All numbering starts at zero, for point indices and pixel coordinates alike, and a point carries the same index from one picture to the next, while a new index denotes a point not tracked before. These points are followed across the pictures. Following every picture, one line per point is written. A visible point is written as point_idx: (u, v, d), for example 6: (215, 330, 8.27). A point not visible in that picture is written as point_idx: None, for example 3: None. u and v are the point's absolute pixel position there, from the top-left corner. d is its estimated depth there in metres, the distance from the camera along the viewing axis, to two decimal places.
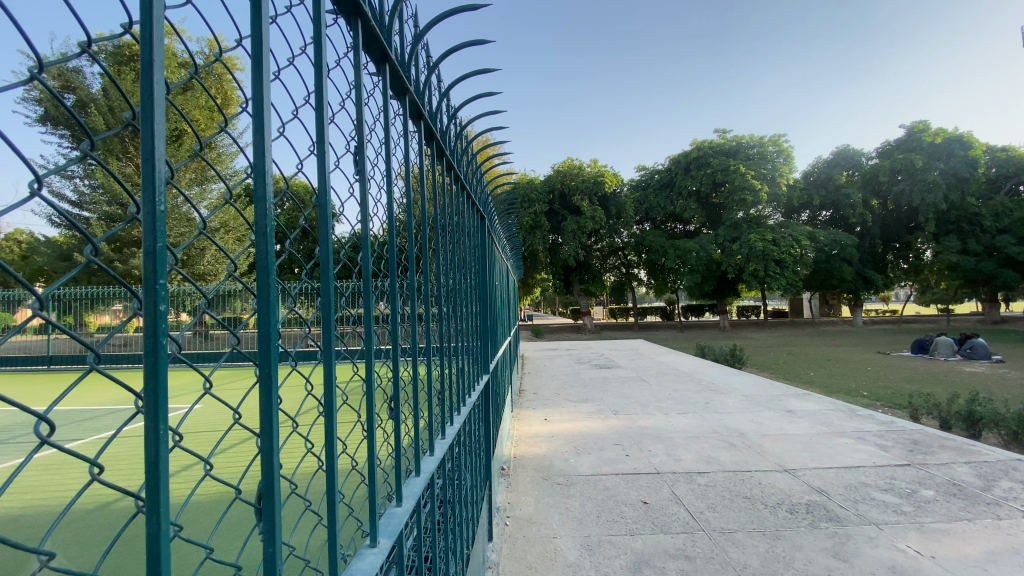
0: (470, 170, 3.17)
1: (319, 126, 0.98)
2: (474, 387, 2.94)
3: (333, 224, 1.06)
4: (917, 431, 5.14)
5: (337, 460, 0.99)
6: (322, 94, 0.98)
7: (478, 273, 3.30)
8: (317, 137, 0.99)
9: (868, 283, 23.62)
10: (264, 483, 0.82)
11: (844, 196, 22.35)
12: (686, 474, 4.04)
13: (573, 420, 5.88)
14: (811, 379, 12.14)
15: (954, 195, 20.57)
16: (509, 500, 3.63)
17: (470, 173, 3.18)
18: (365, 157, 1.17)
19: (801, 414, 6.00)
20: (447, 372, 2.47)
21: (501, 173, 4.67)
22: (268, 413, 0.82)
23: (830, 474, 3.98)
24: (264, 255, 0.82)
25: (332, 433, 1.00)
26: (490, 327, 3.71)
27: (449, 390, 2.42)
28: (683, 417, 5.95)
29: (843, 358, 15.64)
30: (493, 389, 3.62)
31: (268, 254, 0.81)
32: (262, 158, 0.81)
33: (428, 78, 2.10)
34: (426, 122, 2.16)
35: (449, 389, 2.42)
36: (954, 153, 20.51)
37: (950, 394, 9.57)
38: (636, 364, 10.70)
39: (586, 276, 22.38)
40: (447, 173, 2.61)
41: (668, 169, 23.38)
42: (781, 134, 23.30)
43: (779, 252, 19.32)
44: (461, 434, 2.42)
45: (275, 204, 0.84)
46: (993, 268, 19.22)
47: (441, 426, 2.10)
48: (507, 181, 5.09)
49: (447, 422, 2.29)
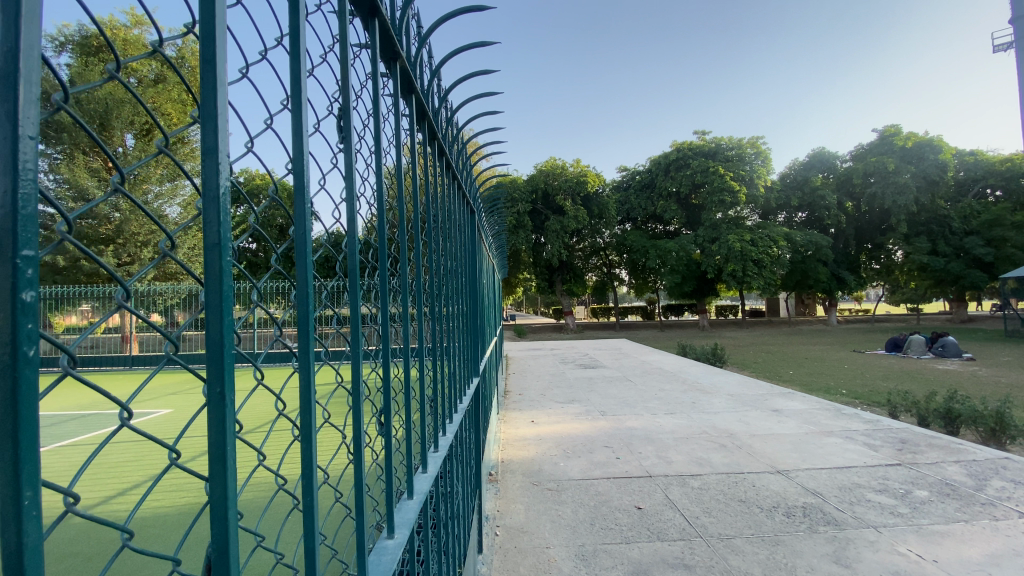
0: (460, 162, 3.04)
1: (295, 77, 0.82)
2: (466, 390, 2.80)
3: (311, 205, 0.89)
4: (903, 429, 5.15)
5: (317, 494, 0.83)
6: (299, 37, 0.82)
7: (467, 270, 3.14)
8: (292, 92, 0.82)
9: (842, 284, 24.12)
10: (217, 537, 0.66)
11: (819, 198, 22.76)
12: (679, 477, 3.94)
13: (560, 422, 5.75)
14: (791, 378, 12.26)
15: (925, 198, 21.10)
16: (498, 508, 3.48)
17: (461, 164, 3.04)
18: (351, 122, 1.00)
19: (787, 413, 5.98)
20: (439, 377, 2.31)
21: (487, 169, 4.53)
22: (220, 451, 0.66)
23: (823, 474, 3.93)
24: (217, 236, 0.65)
25: (311, 462, 0.83)
26: (480, 328, 3.56)
27: (441, 397, 2.26)
28: (671, 417, 5.86)
29: (821, 356, 15.88)
30: (483, 393, 3.46)
31: (220, 235, 0.65)
32: (212, 109, 0.64)
33: (419, 50, 1.94)
34: (417, 98, 2.00)
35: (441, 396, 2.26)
36: (925, 157, 21.04)
37: (926, 392, 9.73)
38: (620, 364, 10.63)
39: (568, 275, 22.34)
40: (438, 160, 2.45)
41: (649, 170, 23.50)
42: (759, 136, 23.61)
43: (758, 253, 19.55)
44: (454, 445, 2.26)
45: (232, 170, 0.67)
46: (961, 269, 19.78)
47: (434, 438, 1.94)
48: (495, 174, 4.95)
49: (440, 433, 2.12)
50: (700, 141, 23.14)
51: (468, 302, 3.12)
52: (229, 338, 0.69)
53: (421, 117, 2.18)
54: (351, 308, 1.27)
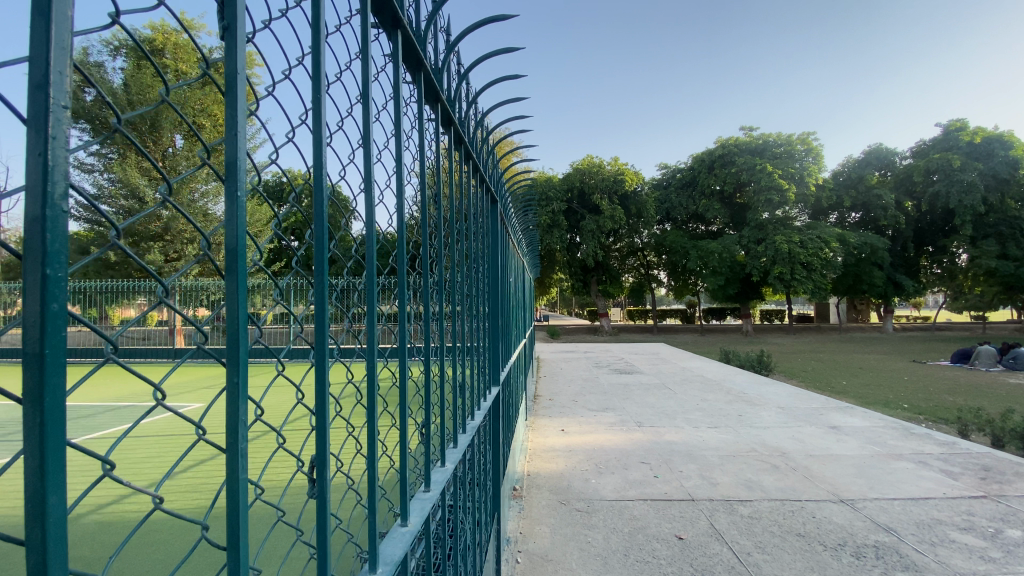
0: (486, 153, 2.73)
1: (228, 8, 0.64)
2: (487, 391, 2.54)
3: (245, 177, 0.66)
4: (984, 453, 4.50)
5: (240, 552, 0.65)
6: None
7: (489, 267, 2.80)
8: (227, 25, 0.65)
9: (899, 289, 22.57)
10: None
11: (875, 197, 21.35)
12: (726, 503, 3.51)
13: (592, 432, 5.38)
14: (844, 389, 11.40)
15: (993, 198, 19.47)
16: (522, 530, 3.15)
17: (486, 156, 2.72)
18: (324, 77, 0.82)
19: (846, 431, 5.39)
20: (460, 375, 2.02)
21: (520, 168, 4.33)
22: (37, 517, 0.46)
23: (895, 507, 3.40)
24: (42, 194, 0.45)
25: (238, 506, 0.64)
26: (503, 331, 3.23)
27: (462, 397, 1.95)
28: (715, 432, 5.39)
29: (877, 367, 14.80)
30: (506, 402, 3.15)
31: (47, 199, 0.45)
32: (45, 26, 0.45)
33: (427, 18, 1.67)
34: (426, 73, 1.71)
35: (462, 397, 1.95)
36: (994, 153, 19.43)
37: (1001, 409, 8.77)
38: (658, 370, 10.10)
39: (604, 277, 21.82)
40: (460, 149, 2.21)
41: (691, 168, 22.65)
42: (810, 133, 22.36)
43: (806, 254, 18.51)
44: (471, 453, 1.97)
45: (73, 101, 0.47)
46: None
47: (451, 440, 1.63)
48: (528, 175, 4.66)
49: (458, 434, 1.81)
50: (747, 137, 22.00)
51: (491, 302, 2.81)
52: (62, 327, 0.46)
53: (430, 94, 1.85)
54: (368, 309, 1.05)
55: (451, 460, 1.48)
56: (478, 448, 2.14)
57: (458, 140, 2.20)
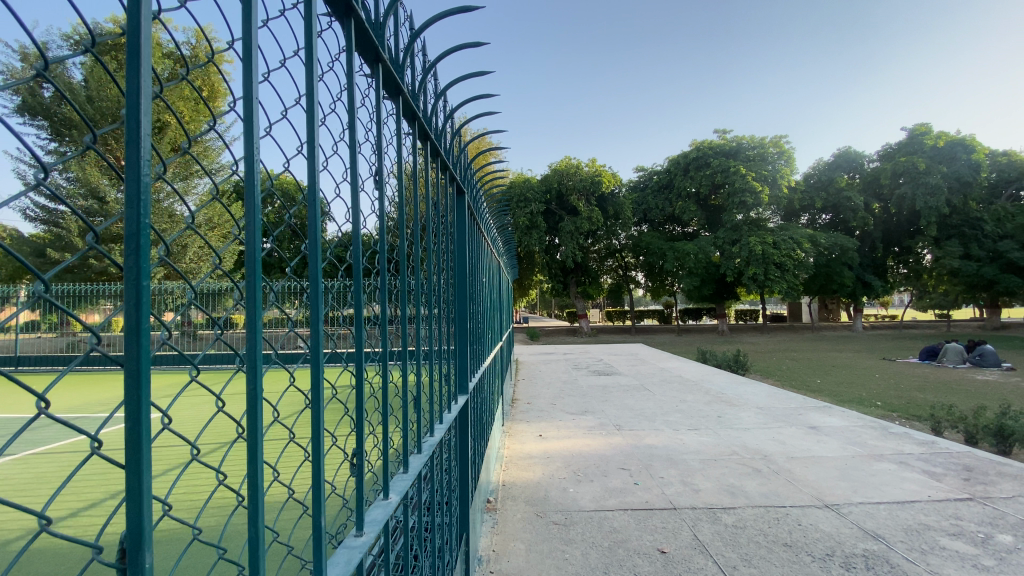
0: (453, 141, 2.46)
1: None
2: (454, 401, 2.31)
3: None
4: (964, 453, 4.47)
5: None
6: None
7: (457, 265, 2.57)
8: None
9: (868, 288, 23.04)
10: None
11: (845, 199, 21.78)
12: (709, 511, 3.36)
13: (571, 437, 5.19)
14: (819, 387, 11.53)
15: (956, 199, 20.05)
16: (494, 547, 2.94)
17: (452, 146, 2.44)
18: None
19: (826, 431, 5.33)
20: (419, 383, 1.79)
21: (495, 172, 4.17)
22: None
23: (881, 512, 3.31)
24: None
25: None
26: (474, 335, 2.99)
27: (423, 402, 1.73)
28: (696, 434, 5.25)
29: (849, 365, 15.04)
30: (476, 410, 2.92)
31: None
32: None
33: None
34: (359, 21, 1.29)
35: (424, 401, 1.74)
36: (957, 157, 20.05)
37: (972, 406, 8.91)
38: (637, 371, 9.98)
39: (584, 278, 21.77)
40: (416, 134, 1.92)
41: (667, 170, 22.78)
42: (782, 136, 22.69)
43: (779, 255, 18.74)
44: (433, 466, 1.76)
45: None
46: (994, 274, 18.75)
47: (405, 462, 1.40)
48: (502, 179, 4.47)
49: (414, 451, 1.58)
50: (721, 139, 22.18)
51: (458, 305, 2.57)
52: None
53: (365, 48, 1.44)
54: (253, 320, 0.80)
55: (397, 491, 1.23)
56: (441, 459, 1.94)
57: (410, 116, 1.87)
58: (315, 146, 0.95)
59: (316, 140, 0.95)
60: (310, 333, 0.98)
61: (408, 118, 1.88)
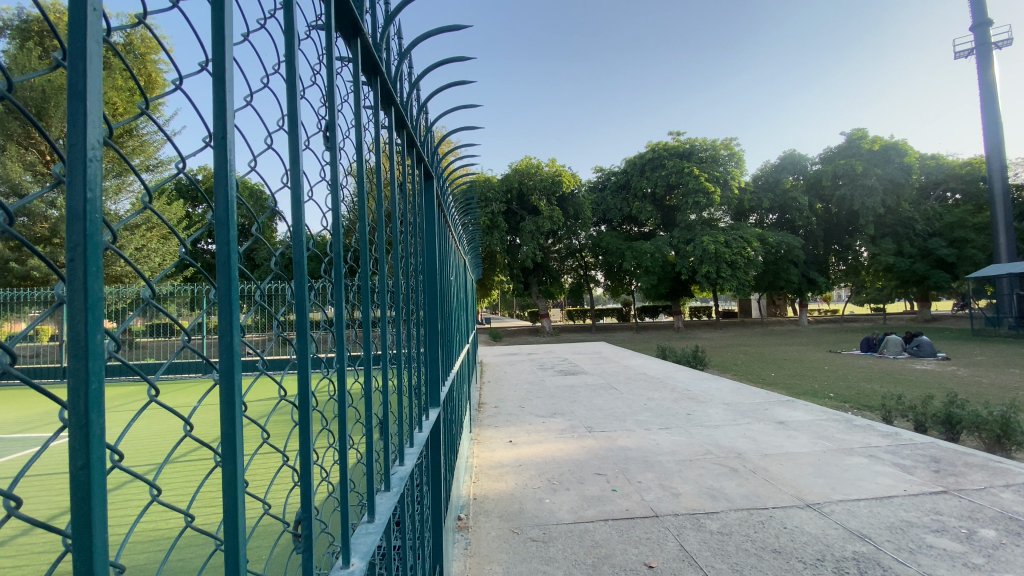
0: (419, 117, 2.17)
1: None
2: (426, 416, 2.03)
3: None
4: (930, 444, 4.55)
5: None
6: None
7: (426, 261, 2.29)
8: None
9: (813, 284, 24.04)
10: None
11: (791, 200, 22.65)
12: (692, 517, 3.21)
13: (542, 441, 4.97)
14: (775, 380, 11.83)
15: (891, 200, 21.21)
16: (469, 572, 2.66)
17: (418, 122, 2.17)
18: None
19: (794, 425, 5.34)
20: (390, 399, 1.52)
21: (459, 169, 3.97)
22: None
23: (863, 510, 3.27)
24: None
25: None
26: (444, 340, 2.72)
27: (395, 420, 1.47)
28: (668, 434, 5.13)
29: (800, 358, 15.60)
30: (447, 423, 2.65)
31: None
32: None
33: None
34: None
35: (396, 419, 1.48)
36: (891, 161, 21.22)
37: (919, 396, 9.30)
38: (602, 370, 9.90)
39: (544, 278, 21.73)
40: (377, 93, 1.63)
41: (624, 171, 23.01)
42: (732, 139, 23.38)
43: (731, 254, 19.25)
44: (405, 498, 1.49)
45: None
46: (925, 270, 19.96)
47: (373, 502, 1.14)
48: (466, 176, 4.24)
49: (383, 486, 1.31)
50: (675, 141, 22.58)
51: (427, 308, 2.29)
52: None
53: None
54: (83, 328, 0.52)
55: (361, 552, 0.99)
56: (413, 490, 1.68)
57: (369, 69, 1.58)
58: (223, 62, 0.70)
59: (225, 55, 0.70)
60: (215, 340, 0.71)
61: (369, 73, 1.59)
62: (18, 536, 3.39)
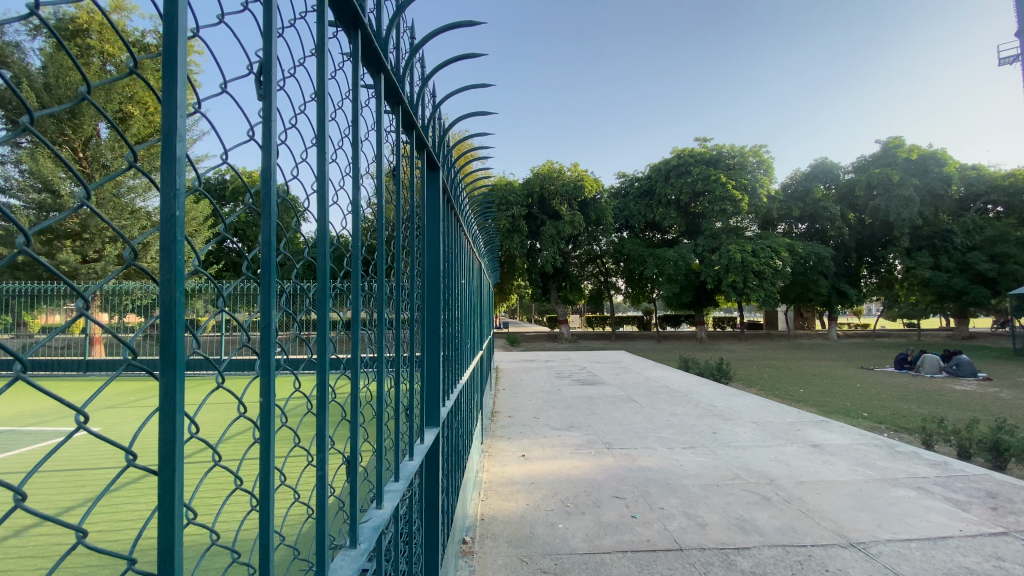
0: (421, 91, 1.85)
1: None
2: (420, 439, 1.75)
3: None
4: (983, 477, 4.14)
5: None
6: None
7: (428, 259, 2.02)
8: None
9: (843, 297, 23.11)
10: None
11: (822, 209, 21.85)
12: (721, 552, 2.90)
13: (556, 457, 4.69)
14: (803, 397, 11.26)
15: (929, 212, 20.26)
16: None
17: (420, 99, 1.85)
18: None
19: (829, 449, 4.95)
20: (367, 423, 1.25)
21: (477, 173, 3.76)
22: None
23: (915, 552, 2.91)
24: None
25: None
26: (449, 350, 2.45)
27: (372, 449, 1.20)
28: (692, 454, 4.80)
29: (830, 373, 14.92)
30: (448, 440, 2.39)
31: None
32: None
33: None
34: None
35: (373, 447, 1.20)
36: (929, 170, 20.28)
37: (961, 419, 8.69)
38: (622, 380, 9.53)
39: (564, 283, 21.39)
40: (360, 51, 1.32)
41: (648, 177, 22.53)
42: (762, 146, 22.69)
43: (758, 264, 18.61)
44: (383, 545, 1.22)
45: None
46: (964, 285, 18.91)
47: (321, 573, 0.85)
48: (485, 181, 4.03)
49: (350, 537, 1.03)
50: (702, 147, 21.99)
51: (427, 312, 2.01)
52: None
53: None
54: None
55: None
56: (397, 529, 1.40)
57: (349, 21, 1.27)
58: None
59: None
60: None
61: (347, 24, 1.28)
62: (7, 539, 3.22)
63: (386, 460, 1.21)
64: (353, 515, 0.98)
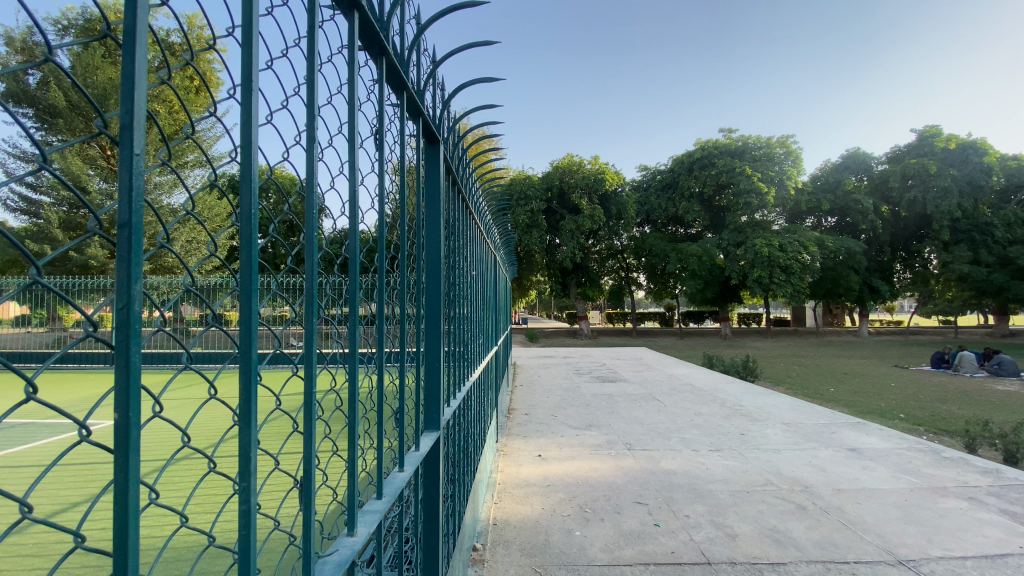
0: (417, 53, 1.53)
1: None
2: (414, 448, 1.54)
3: None
4: None
5: None
6: None
7: (429, 243, 1.79)
8: None
9: (875, 293, 22.20)
10: None
11: (853, 201, 20.98)
12: (753, 567, 2.66)
13: (574, 458, 4.47)
14: (833, 396, 10.78)
15: (967, 204, 19.26)
16: None
17: (416, 63, 1.53)
18: None
19: (867, 454, 4.63)
20: (342, 436, 1.03)
21: (493, 167, 3.52)
22: None
23: (972, 572, 2.63)
24: None
25: None
26: (455, 345, 2.23)
27: (343, 465, 1.00)
28: (719, 457, 4.53)
29: (862, 372, 14.29)
30: (453, 441, 2.21)
31: None
32: None
33: None
34: None
35: (345, 463, 1.00)
36: (968, 160, 19.25)
37: (1007, 423, 8.15)
38: (644, 378, 9.24)
39: (583, 279, 21.06)
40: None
41: (670, 170, 22.00)
42: (789, 136, 21.95)
43: (785, 258, 17.98)
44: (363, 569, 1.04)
45: None
46: (1004, 280, 17.92)
47: None
48: (502, 177, 3.83)
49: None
50: (726, 139, 21.31)
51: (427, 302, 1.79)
52: None
53: None
54: None
55: None
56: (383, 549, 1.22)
57: None
58: None
59: None
60: None
61: None
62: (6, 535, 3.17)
63: (360, 479, 1.00)
64: (307, 555, 0.79)
